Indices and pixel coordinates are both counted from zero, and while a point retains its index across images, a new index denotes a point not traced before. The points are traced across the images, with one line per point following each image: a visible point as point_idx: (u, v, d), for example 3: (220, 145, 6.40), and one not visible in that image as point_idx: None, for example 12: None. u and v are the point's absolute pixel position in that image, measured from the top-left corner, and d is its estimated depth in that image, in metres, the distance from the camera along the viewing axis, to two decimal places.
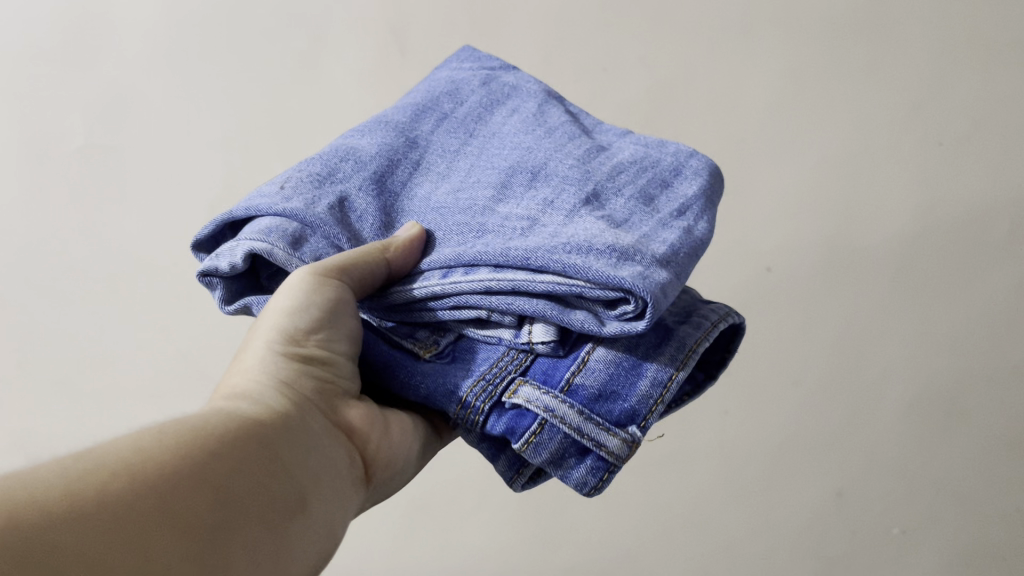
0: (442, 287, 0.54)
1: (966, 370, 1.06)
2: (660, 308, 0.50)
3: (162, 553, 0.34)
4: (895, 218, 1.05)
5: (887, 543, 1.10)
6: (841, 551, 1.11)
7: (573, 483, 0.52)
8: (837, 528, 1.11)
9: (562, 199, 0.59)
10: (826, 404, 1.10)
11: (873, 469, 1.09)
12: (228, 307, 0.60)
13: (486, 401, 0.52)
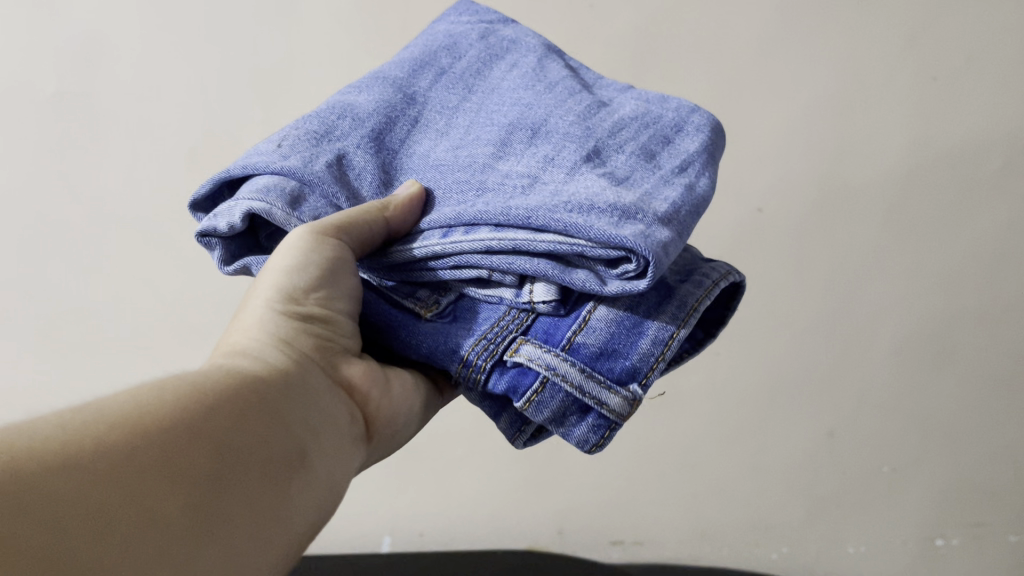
0: (442, 247, 0.53)
1: (959, 310, 1.08)
2: (662, 266, 0.49)
3: (162, 505, 0.34)
4: (890, 155, 1.04)
5: (876, 479, 1.15)
6: (831, 490, 1.16)
7: (574, 442, 0.52)
8: (829, 465, 1.16)
9: (563, 155, 0.59)
10: (821, 347, 1.12)
11: (864, 408, 1.13)
12: (227, 267, 0.60)
13: (487, 360, 0.52)
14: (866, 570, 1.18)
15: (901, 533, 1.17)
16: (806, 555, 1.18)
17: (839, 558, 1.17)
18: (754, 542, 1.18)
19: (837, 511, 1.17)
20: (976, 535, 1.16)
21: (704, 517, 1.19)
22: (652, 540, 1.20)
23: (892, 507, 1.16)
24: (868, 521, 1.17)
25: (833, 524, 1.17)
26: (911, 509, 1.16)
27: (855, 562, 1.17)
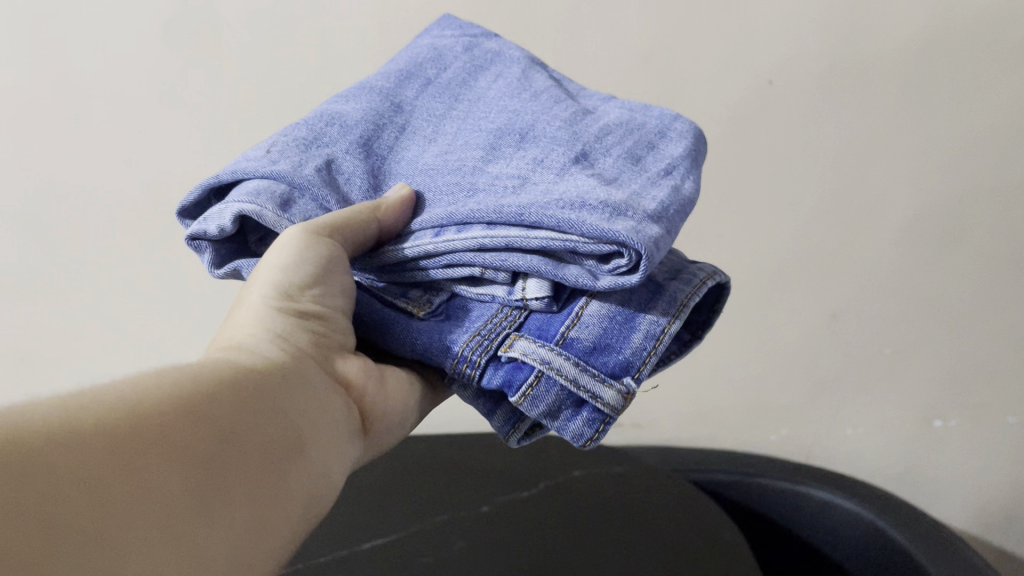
0: (434, 246, 0.53)
1: (976, 189, 0.95)
2: (655, 260, 0.50)
3: (155, 485, 0.34)
4: (911, 16, 0.87)
5: (877, 360, 1.11)
6: (832, 371, 1.13)
7: (569, 436, 0.52)
8: (831, 343, 1.11)
9: (552, 158, 0.60)
10: (823, 227, 1.02)
11: (869, 286, 1.05)
12: (218, 270, 0.60)
13: (481, 355, 0.52)
14: (865, 448, 1.19)
15: (897, 415, 1.15)
16: (804, 436, 1.20)
17: (836, 440, 1.19)
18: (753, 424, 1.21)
19: (837, 391, 1.15)
20: (977, 416, 1.12)
21: (702, 402, 1.22)
22: (650, 423, 1.27)
23: (893, 391, 1.13)
24: (867, 400, 1.15)
25: (832, 404, 1.17)
26: (911, 388, 1.12)
27: (854, 442, 1.18)
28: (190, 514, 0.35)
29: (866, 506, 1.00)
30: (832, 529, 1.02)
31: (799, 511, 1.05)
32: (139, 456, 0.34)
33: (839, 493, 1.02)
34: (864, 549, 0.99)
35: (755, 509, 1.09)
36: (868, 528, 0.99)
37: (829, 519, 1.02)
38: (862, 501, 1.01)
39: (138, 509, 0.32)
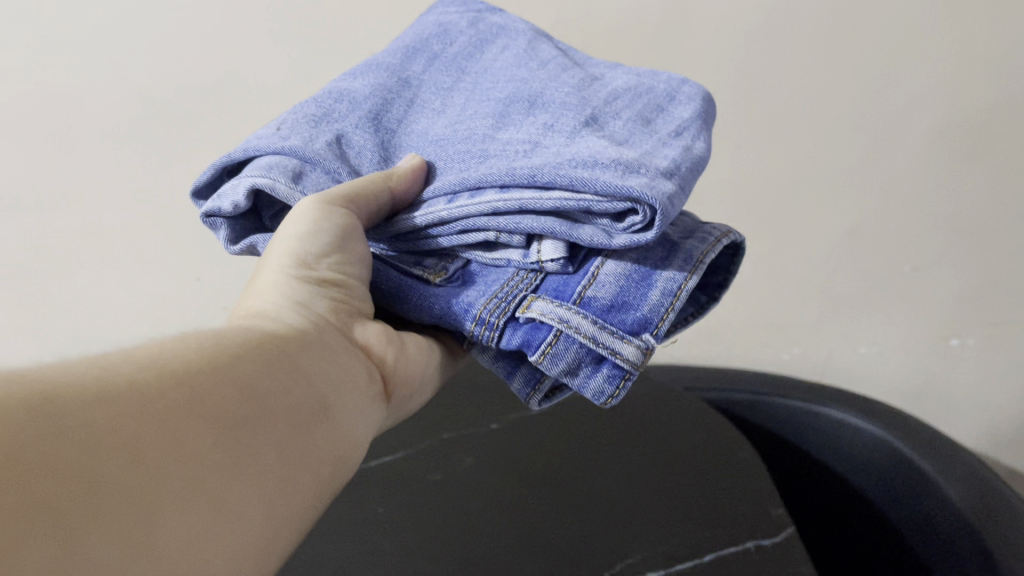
0: (448, 212, 0.53)
1: (1006, 88, 0.89)
2: (669, 215, 0.49)
3: (190, 439, 0.34)
4: None
5: (896, 279, 1.06)
6: (849, 290, 1.09)
7: (590, 393, 0.53)
8: (850, 260, 1.06)
9: (562, 122, 0.60)
10: (843, 141, 0.97)
11: (892, 202, 1.00)
12: (233, 247, 0.60)
13: (499, 318, 0.52)
14: (877, 367, 1.15)
15: (912, 334, 1.10)
16: (818, 355, 1.16)
17: (847, 360, 1.15)
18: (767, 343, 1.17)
19: (851, 316, 1.11)
20: (992, 337, 1.08)
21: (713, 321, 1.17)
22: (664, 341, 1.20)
23: (907, 308, 1.08)
24: (885, 318, 1.10)
25: (849, 323, 1.12)
26: (930, 308, 1.08)
27: (867, 362, 1.15)
28: (226, 465, 0.35)
29: (885, 426, 0.94)
30: (851, 451, 0.97)
31: (820, 433, 1.00)
32: (174, 410, 0.34)
33: (858, 414, 0.96)
34: (884, 470, 0.94)
35: (774, 432, 1.04)
36: (888, 450, 0.93)
37: (848, 439, 0.97)
38: (880, 422, 0.95)
39: (175, 454, 0.33)
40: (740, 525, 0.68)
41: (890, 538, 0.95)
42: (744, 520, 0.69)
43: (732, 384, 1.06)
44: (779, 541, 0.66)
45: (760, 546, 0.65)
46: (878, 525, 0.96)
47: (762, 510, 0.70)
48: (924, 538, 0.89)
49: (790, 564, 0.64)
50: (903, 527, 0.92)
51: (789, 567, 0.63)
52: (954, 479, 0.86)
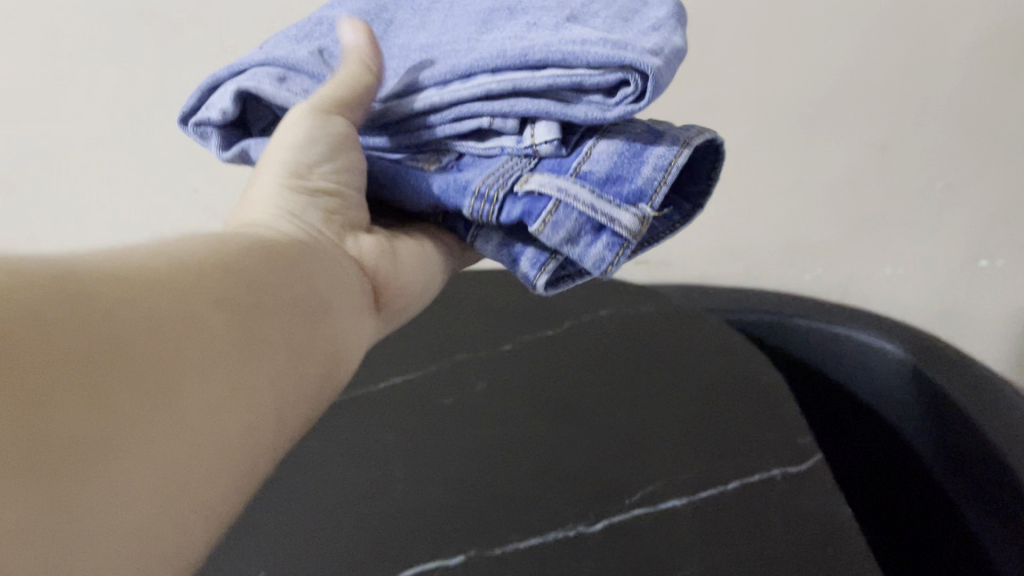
0: (437, 96, 0.51)
1: None
2: (664, 83, 0.47)
3: (199, 309, 0.31)
4: None
5: (927, 198, 0.91)
6: (877, 205, 0.92)
7: (590, 264, 0.50)
8: (877, 175, 0.90)
9: (545, 19, 0.56)
10: (878, 38, 0.79)
11: (927, 111, 0.84)
12: (225, 154, 0.59)
13: (499, 190, 0.50)
14: (903, 289, 1.00)
15: (941, 255, 0.96)
16: (838, 279, 1.00)
17: (871, 281, 0.99)
18: (789, 258, 0.99)
19: (877, 232, 0.95)
20: None
21: (732, 236, 0.98)
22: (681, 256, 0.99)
23: (940, 226, 0.93)
24: (909, 236, 0.95)
25: (876, 239, 0.96)
26: (958, 228, 0.93)
27: (892, 281, 0.99)
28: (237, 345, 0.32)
29: (911, 347, 0.80)
30: (870, 373, 0.84)
31: (841, 356, 0.86)
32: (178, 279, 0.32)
33: (886, 336, 0.83)
34: (912, 397, 0.79)
35: (783, 353, 0.90)
36: (910, 372, 0.79)
37: (872, 363, 0.83)
38: (907, 342, 0.81)
39: (184, 330, 0.29)
40: (765, 451, 0.63)
41: (911, 463, 0.82)
42: (769, 447, 0.63)
43: (740, 301, 0.92)
44: (809, 469, 0.61)
45: (788, 476, 0.60)
46: (898, 446, 0.83)
47: (789, 438, 0.64)
48: (948, 464, 0.75)
49: (817, 504, 0.58)
50: (930, 454, 0.79)
51: (819, 496, 0.58)
52: (989, 412, 0.71)
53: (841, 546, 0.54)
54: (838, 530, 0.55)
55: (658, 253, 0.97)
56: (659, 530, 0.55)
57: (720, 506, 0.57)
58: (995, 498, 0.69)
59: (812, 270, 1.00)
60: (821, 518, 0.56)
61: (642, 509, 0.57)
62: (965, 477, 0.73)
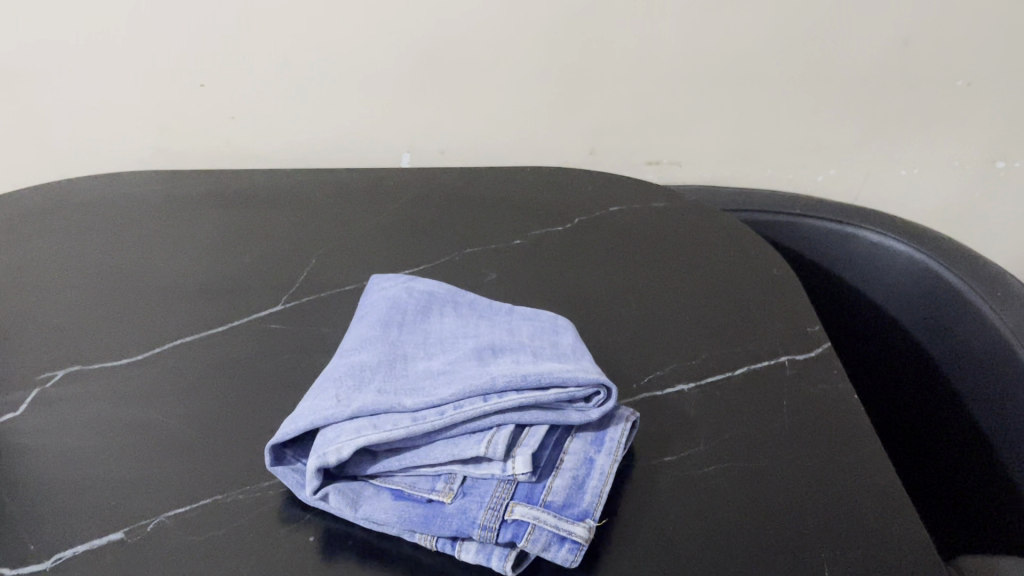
0: None
1: None
2: None
3: None
4: None
5: (946, 96, 0.89)
6: (895, 105, 0.90)
7: None
8: (899, 73, 0.87)
9: None
10: None
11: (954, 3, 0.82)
12: None
13: None
14: (914, 192, 0.98)
15: (957, 155, 0.95)
16: (853, 180, 0.97)
17: (887, 183, 0.97)
18: (801, 164, 0.96)
19: (895, 131, 0.93)
20: None
21: (748, 144, 0.93)
22: (692, 164, 0.95)
23: (958, 125, 0.92)
24: (926, 136, 0.93)
25: (891, 142, 0.93)
26: (975, 126, 0.92)
27: (904, 186, 0.97)
28: None
29: (924, 247, 0.79)
30: (880, 274, 0.83)
31: (852, 256, 0.84)
32: None
33: (900, 235, 0.81)
34: (922, 298, 0.79)
35: (793, 253, 0.88)
36: (922, 273, 0.79)
37: (882, 264, 0.82)
38: (920, 243, 0.80)
39: None
40: (773, 338, 0.63)
41: (905, 367, 0.83)
42: (778, 334, 0.64)
43: (753, 199, 0.89)
44: (815, 358, 0.62)
45: (795, 362, 0.61)
46: (897, 349, 0.84)
47: (798, 325, 0.65)
48: (956, 363, 0.76)
49: (825, 397, 0.58)
50: (933, 356, 0.79)
51: (826, 381, 0.59)
52: (1000, 304, 0.72)
53: (848, 428, 0.56)
54: (844, 413, 0.57)
55: (671, 151, 0.93)
56: (668, 412, 0.57)
57: (729, 388, 0.59)
58: (1000, 396, 0.71)
59: (826, 170, 0.96)
60: (826, 401, 0.58)
61: (654, 391, 0.58)
62: (973, 376, 0.74)
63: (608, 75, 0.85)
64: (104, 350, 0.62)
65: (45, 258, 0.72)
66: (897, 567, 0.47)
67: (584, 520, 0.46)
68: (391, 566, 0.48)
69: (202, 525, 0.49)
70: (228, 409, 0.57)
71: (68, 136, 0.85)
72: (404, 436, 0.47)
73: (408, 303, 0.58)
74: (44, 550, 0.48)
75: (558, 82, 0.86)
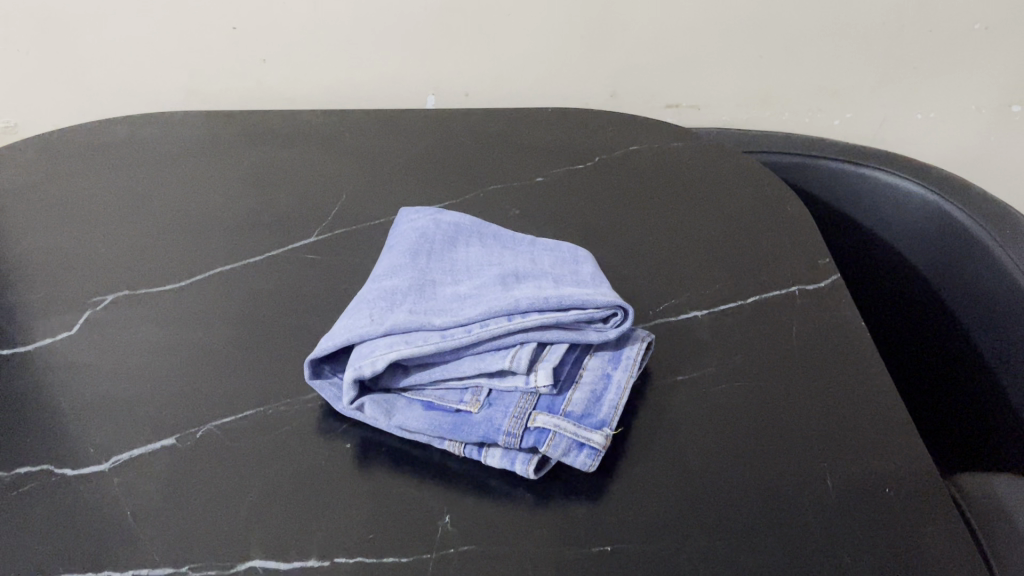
0: None
1: None
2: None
3: None
4: None
5: (964, 41, 0.90)
6: (913, 50, 0.91)
7: None
8: (917, 18, 0.88)
9: None
10: None
11: None
12: None
13: None
14: (930, 136, 1.00)
15: (974, 99, 0.96)
16: (869, 123, 0.99)
17: (903, 127, 0.99)
18: (817, 109, 0.97)
19: (911, 75, 0.94)
20: None
21: (765, 87, 0.95)
22: (711, 107, 0.97)
23: (975, 70, 0.93)
24: (942, 80, 0.94)
25: (908, 85, 0.95)
26: (993, 70, 0.93)
27: (920, 130, 0.99)
28: None
29: (937, 188, 0.81)
30: (893, 214, 0.85)
31: (866, 196, 0.86)
32: None
33: (914, 176, 0.83)
34: (934, 237, 0.81)
35: (809, 193, 0.90)
36: (934, 213, 0.81)
37: (896, 204, 0.84)
38: (933, 183, 0.81)
39: None
40: (786, 269, 0.66)
41: (914, 305, 0.86)
42: (790, 267, 0.66)
43: (770, 141, 0.91)
44: (826, 287, 0.64)
45: (805, 292, 0.64)
46: (907, 287, 0.86)
47: (809, 258, 0.67)
48: (964, 299, 0.78)
49: (834, 323, 0.61)
50: (942, 293, 0.82)
51: (835, 309, 0.62)
52: (1009, 240, 0.73)
53: (854, 352, 0.59)
54: (852, 338, 0.60)
55: (690, 95, 0.95)
56: (683, 337, 0.60)
57: (741, 315, 0.61)
58: (1007, 331, 0.73)
59: (843, 114, 0.98)
60: (835, 327, 0.61)
61: (669, 318, 0.61)
62: (980, 312, 0.76)
63: (629, 19, 0.87)
64: (150, 276, 0.66)
65: (90, 192, 0.75)
66: (896, 474, 0.51)
67: (601, 428, 0.50)
68: (423, 470, 0.51)
69: (248, 432, 0.53)
70: (269, 330, 0.60)
71: (107, 77, 0.88)
72: (434, 351, 0.50)
73: (436, 233, 0.61)
74: (103, 452, 0.52)
75: (579, 26, 0.87)
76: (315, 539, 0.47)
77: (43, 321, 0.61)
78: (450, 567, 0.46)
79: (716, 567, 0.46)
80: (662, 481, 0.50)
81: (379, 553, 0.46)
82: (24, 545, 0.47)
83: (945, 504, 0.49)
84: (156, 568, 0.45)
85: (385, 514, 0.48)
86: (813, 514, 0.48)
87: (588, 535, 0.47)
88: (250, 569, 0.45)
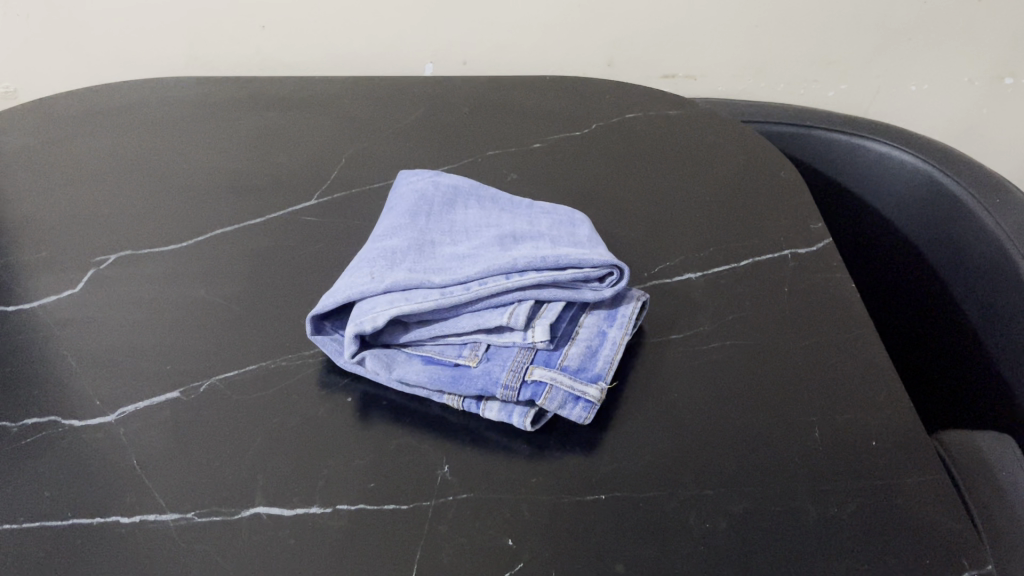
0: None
1: None
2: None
3: None
4: None
5: (957, 12, 0.91)
6: (908, 21, 0.92)
7: None
8: None
9: None
10: None
11: None
12: None
13: None
14: (922, 106, 1.01)
15: (967, 71, 0.97)
16: (863, 95, 1.00)
17: (896, 99, 1.00)
18: (813, 80, 0.98)
19: (906, 46, 0.95)
20: None
21: (762, 57, 0.96)
22: (706, 76, 0.97)
23: (968, 42, 0.94)
24: (936, 52, 0.95)
25: (901, 57, 0.96)
26: (987, 41, 0.94)
27: (913, 100, 1.00)
28: None
29: (930, 159, 0.82)
30: (884, 183, 0.86)
31: (860, 166, 0.87)
32: None
33: (907, 147, 0.84)
34: (926, 206, 0.83)
35: (806, 163, 0.91)
36: (928, 184, 0.82)
37: (889, 173, 0.85)
38: (926, 154, 0.83)
39: None
40: (780, 233, 0.67)
41: (907, 274, 0.87)
42: (785, 231, 0.68)
43: (764, 110, 0.92)
44: (819, 251, 0.66)
45: (797, 255, 0.65)
46: (898, 254, 0.88)
47: (801, 223, 0.69)
48: (956, 268, 0.80)
49: (825, 285, 0.62)
50: (932, 261, 0.83)
51: (826, 271, 0.63)
52: (998, 209, 0.75)
53: (846, 312, 0.60)
54: (842, 299, 0.61)
55: (686, 65, 0.96)
56: (677, 297, 0.61)
57: (734, 277, 0.63)
58: (995, 298, 0.75)
59: (838, 85, 0.99)
60: (826, 289, 0.62)
61: (664, 279, 0.63)
62: (971, 280, 0.78)
63: None
64: (153, 236, 0.67)
65: (91, 154, 0.76)
66: (884, 430, 0.52)
67: (596, 383, 0.51)
68: (422, 423, 0.52)
69: (251, 386, 0.54)
70: (269, 289, 0.61)
71: (106, 42, 0.88)
72: (433, 308, 0.51)
73: (434, 196, 0.61)
74: (108, 404, 0.53)
75: None
76: (318, 487, 0.48)
77: (47, 279, 0.62)
78: (449, 514, 0.47)
79: (707, 515, 0.47)
80: (656, 434, 0.51)
81: (381, 500, 0.47)
82: (34, 492, 0.48)
83: (929, 454, 0.51)
84: (163, 514, 0.46)
85: (385, 463, 0.50)
86: (801, 464, 0.50)
87: (583, 485, 0.49)
88: (254, 515, 0.47)
